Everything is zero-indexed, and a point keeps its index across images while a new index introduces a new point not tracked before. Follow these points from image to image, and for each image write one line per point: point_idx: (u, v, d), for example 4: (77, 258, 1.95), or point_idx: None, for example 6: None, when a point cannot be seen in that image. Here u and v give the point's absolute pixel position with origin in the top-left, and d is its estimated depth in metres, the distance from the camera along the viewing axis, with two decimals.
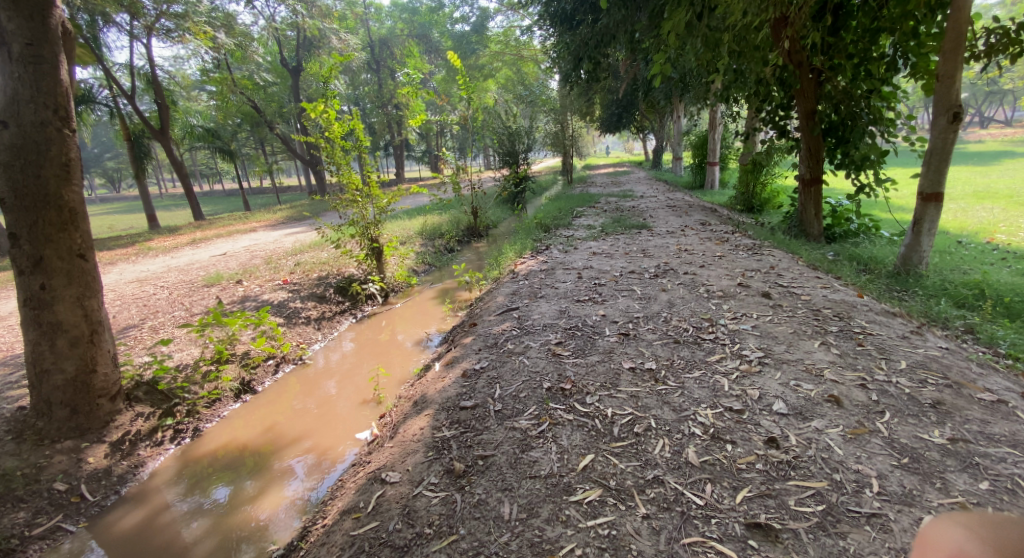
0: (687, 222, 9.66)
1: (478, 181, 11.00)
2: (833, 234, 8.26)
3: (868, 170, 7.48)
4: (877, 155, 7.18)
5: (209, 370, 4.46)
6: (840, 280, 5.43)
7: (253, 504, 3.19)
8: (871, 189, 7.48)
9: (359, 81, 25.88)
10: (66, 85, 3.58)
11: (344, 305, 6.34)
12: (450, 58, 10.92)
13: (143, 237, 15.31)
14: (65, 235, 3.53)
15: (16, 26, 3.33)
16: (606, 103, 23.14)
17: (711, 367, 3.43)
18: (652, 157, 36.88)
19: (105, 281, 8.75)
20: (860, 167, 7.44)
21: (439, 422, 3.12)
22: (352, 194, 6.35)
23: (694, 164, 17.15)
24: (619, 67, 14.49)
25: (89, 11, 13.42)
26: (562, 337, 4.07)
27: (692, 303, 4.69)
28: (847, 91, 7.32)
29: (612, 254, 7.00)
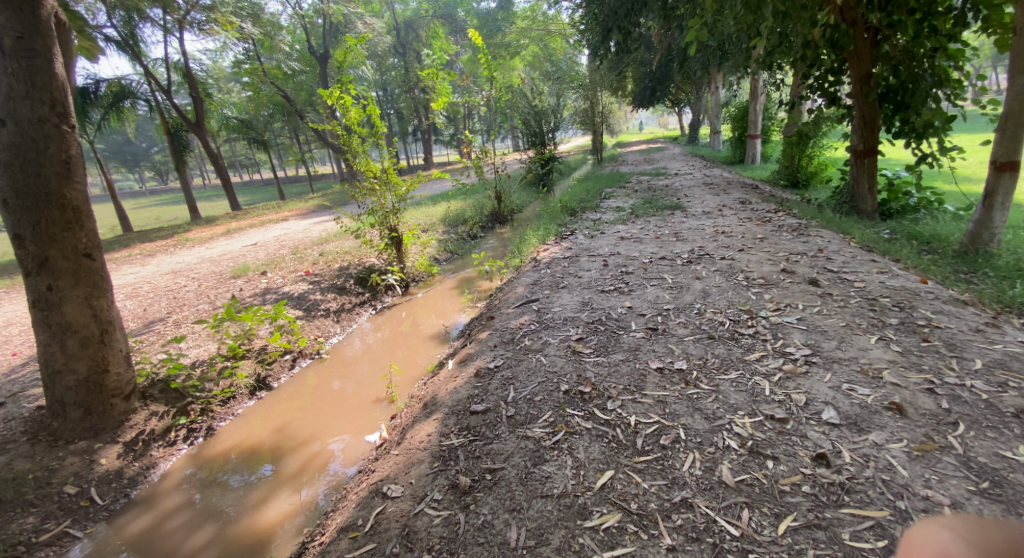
0: (725, 201, 9.08)
1: (503, 164, 10.69)
2: (889, 211, 7.56)
3: (931, 138, 6.70)
4: (941, 121, 6.37)
5: (224, 367, 4.39)
6: (898, 262, 4.87)
7: (275, 500, 3.14)
8: (934, 160, 6.72)
9: (387, 66, 25.76)
10: (62, 80, 3.47)
11: (363, 296, 6.21)
12: (472, 36, 10.55)
13: (182, 228, 15.76)
14: (70, 235, 3.46)
15: (5, 18, 3.20)
16: (639, 76, 22.23)
17: (750, 367, 3.07)
18: (686, 132, 35.54)
19: (142, 273, 8.97)
20: (921, 135, 6.67)
21: (446, 428, 2.89)
22: (370, 182, 6.19)
23: (733, 138, 16.27)
24: (651, 37, 13.79)
25: (124, 8, 13.71)
26: (583, 333, 3.81)
27: (729, 293, 4.30)
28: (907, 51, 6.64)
29: (642, 239, 6.62)
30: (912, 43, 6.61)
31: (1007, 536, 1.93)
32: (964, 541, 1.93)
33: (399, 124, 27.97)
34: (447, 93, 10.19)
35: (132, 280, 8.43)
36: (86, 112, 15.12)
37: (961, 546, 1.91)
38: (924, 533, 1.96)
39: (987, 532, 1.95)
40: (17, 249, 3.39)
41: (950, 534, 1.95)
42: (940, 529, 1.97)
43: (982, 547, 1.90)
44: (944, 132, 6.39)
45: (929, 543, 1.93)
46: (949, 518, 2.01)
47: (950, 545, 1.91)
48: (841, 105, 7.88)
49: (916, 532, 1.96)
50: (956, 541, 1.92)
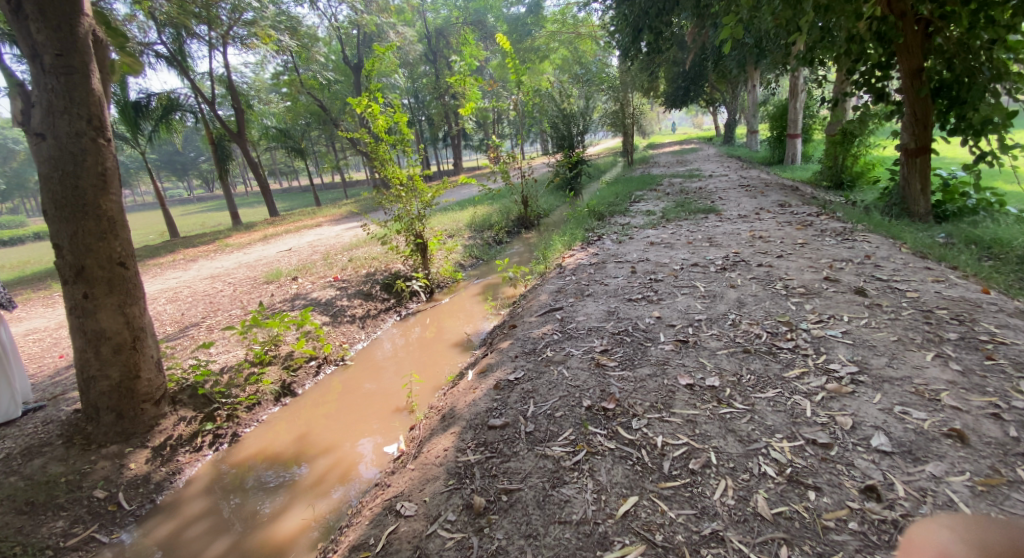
0: (762, 204, 8.71)
1: (530, 168, 10.59)
2: (944, 212, 7.09)
3: (991, 135, 6.19)
4: (1002, 117, 5.89)
5: (250, 373, 4.37)
6: (956, 269, 4.51)
7: (305, 503, 3.15)
8: (994, 158, 6.23)
9: (419, 73, 26.10)
10: (100, 95, 3.50)
11: (389, 302, 6.20)
12: (500, 41, 10.50)
13: (223, 234, 16.32)
14: (105, 244, 3.46)
15: (45, 37, 3.24)
16: (672, 76, 21.78)
17: (790, 386, 2.86)
18: (721, 132, 34.64)
19: (183, 277, 9.29)
20: (979, 132, 6.17)
21: (463, 443, 2.77)
22: (397, 189, 6.20)
23: (771, 138, 15.71)
24: (683, 37, 13.46)
25: (172, 25, 14.32)
26: (608, 344, 3.66)
27: (766, 303, 4.07)
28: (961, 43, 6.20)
29: (673, 244, 6.39)
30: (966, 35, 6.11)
31: (1008, 536, 1.89)
32: (965, 541, 1.88)
33: (430, 130, 28.30)
34: (475, 98, 10.20)
35: (173, 284, 8.71)
36: (137, 124, 15.84)
37: (961, 545, 1.87)
38: (924, 533, 1.92)
39: (987, 530, 1.91)
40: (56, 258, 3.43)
41: (950, 532, 1.91)
42: (939, 527, 1.93)
43: (983, 548, 1.86)
44: (1005, 129, 5.89)
45: (929, 542, 1.88)
46: (949, 516, 1.97)
47: (950, 544, 1.87)
48: (889, 102, 7.42)
49: (915, 532, 1.92)
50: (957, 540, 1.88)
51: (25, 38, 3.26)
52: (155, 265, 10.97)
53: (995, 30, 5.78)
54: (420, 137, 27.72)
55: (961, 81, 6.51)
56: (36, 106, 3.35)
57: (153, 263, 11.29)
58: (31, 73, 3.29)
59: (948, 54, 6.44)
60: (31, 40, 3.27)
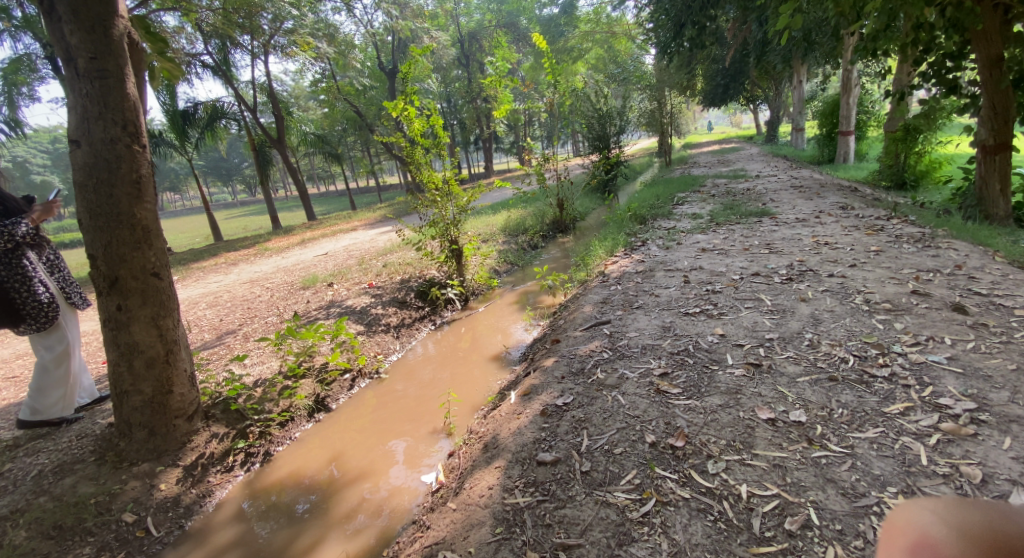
0: (821, 206, 8.10)
1: (566, 171, 10.21)
2: None
3: None
4: None
5: (284, 387, 3.89)
6: None
7: (340, 505, 3.00)
8: None
9: (451, 77, 26.08)
10: (136, 100, 3.10)
11: (423, 310, 5.91)
12: (535, 40, 10.18)
13: (262, 238, 16.55)
14: (139, 254, 3.06)
15: (79, 40, 2.86)
16: (711, 73, 21.02)
17: (894, 424, 2.50)
18: (762, 130, 33.42)
19: (222, 281, 9.30)
20: None
21: (510, 481, 2.44)
22: (432, 194, 6.00)
23: (820, 135, 14.88)
24: (725, 31, 12.87)
25: (217, 35, 14.64)
26: (668, 367, 3.29)
27: (846, 320, 3.69)
28: None
29: (727, 250, 5.93)
30: None
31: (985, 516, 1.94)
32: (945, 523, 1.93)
33: (462, 133, 28.31)
34: (510, 100, 9.92)
35: (213, 288, 8.71)
36: (185, 132, 16.23)
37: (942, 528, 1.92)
38: (907, 517, 1.95)
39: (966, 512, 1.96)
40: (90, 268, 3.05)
41: (932, 515, 1.96)
42: (921, 512, 1.97)
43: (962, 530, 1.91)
44: None
45: (911, 525, 1.92)
46: (931, 503, 2.02)
47: (930, 526, 1.91)
48: (962, 94, 6.68)
49: (898, 517, 1.95)
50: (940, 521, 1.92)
51: (59, 41, 2.90)
52: (197, 269, 11.10)
53: None
54: (452, 140, 27.73)
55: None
56: (71, 113, 2.99)
57: (195, 267, 11.44)
58: (66, 78, 2.93)
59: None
60: (65, 42, 2.90)
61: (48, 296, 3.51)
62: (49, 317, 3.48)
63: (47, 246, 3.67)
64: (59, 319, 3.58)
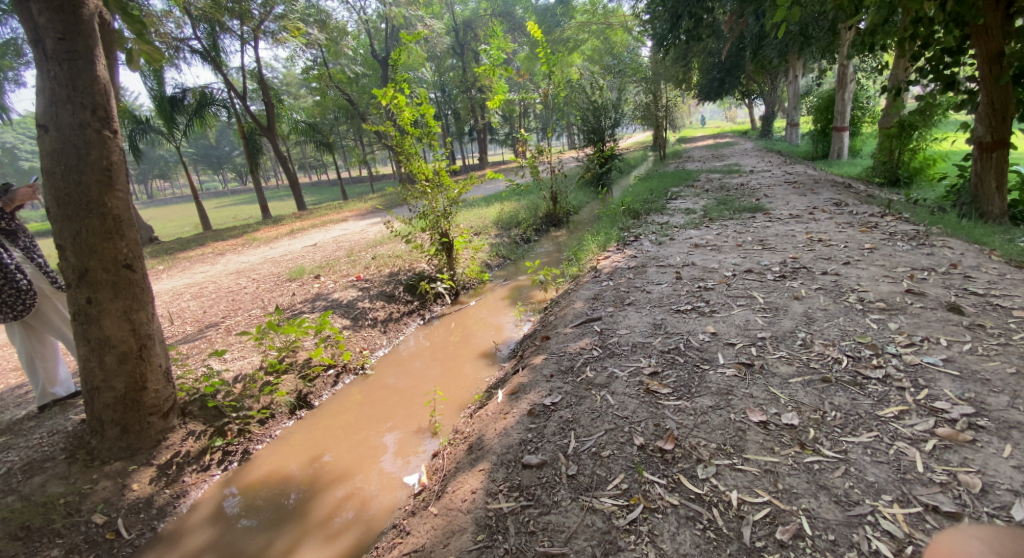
0: (815, 202, 8.05)
1: (560, 163, 10.10)
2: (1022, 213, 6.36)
3: None
4: None
5: (265, 382, 3.79)
6: None
7: (329, 497, 2.99)
8: None
9: (446, 67, 25.78)
10: (108, 83, 2.94)
11: (412, 304, 5.80)
12: (530, 30, 10.02)
13: (251, 228, 16.30)
14: (110, 245, 2.93)
15: (47, 19, 2.70)
16: (707, 67, 20.92)
17: (888, 429, 2.45)
18: (756, 125, 33.40)
19: (209, 271, 9.14)
20: None
21: (494, 485, 2.35)
22: (422, 185, 5.88)
23: (814, 131, 14.84)
24: (722, 24, 12.75)
25: (206, 19, 14.29)
26: (658, 366, 3.21)
27: (840, 320, 3.67)
28: None
29: (720, 246, 5.87)
30: None
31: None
32: (994, 554, 1.83)
33: (455, 124, 28.06)
34: (505, 90, 9.79)
35: (199, 279, 8.52)
36: (173, 118, 15.90)
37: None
38: (951, 545, 1.87)
39: (1020, 545, 1.85)
40: (59, 259, 2.92)
41: (979, 544, 1.86)
42: (967, 539, 1.88)
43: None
44: None
45: (956, 555, 1.83)
46: (978, 528, 1.92)
47: (978, 557, 1.82)
48: (962, 90, 6.58)
49: (941, 543, 1.87)
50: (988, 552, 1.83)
51: (27, 20, 2.74)
52: (184, 259, 10.90)
53: None
54: (445, 131, 27.46)
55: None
56: (39, 96, 2.83)
57: (181, 257, 11.21)
58: (33, 59, 2.77)
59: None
60: (34, 22, 2.75)
61: (26, 283, 3.43)
62: (26, 303, 3.40)
63: (20, 234, 3.62)
64: (36, 305, 3.50)
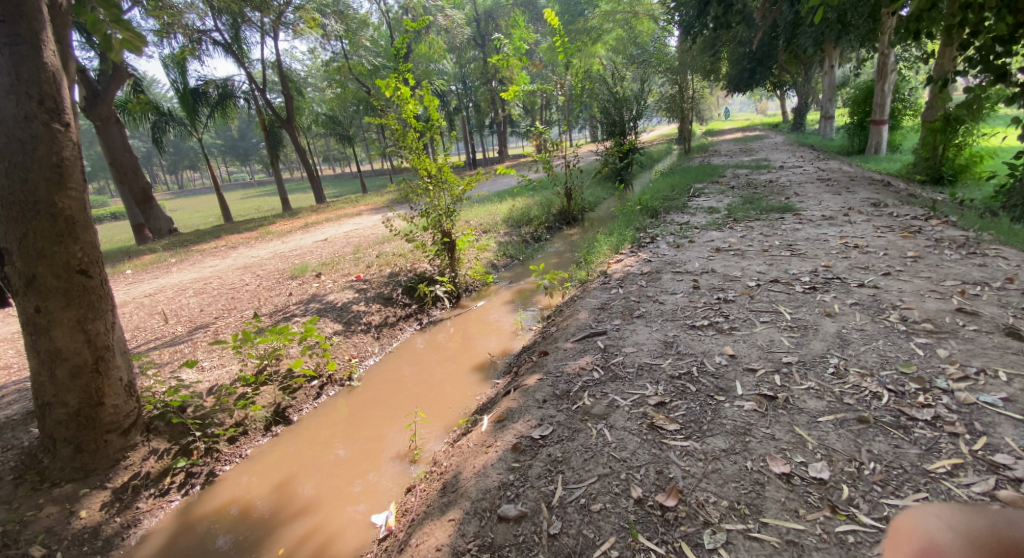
0: (849, 202, 7.48)
1: (576, 158, 9.70)
2: None
3: None
4: None
5: (241, 395, 3.53)
6: None
7: (345, 489, 2.97)
8: None
9: (467, 58, 25.39)
10: (58, 71, 2.65)
11: (410, 308, 5.49)
12: (548, 17, 9.57)
13: (268, 220, 16.30)
14: (61, 249, 2.64)
15: None
16: (736, 57, 20.08)
17: (939, 489, 2.06)
18: (787, 118, 32.04)
19: (217, 265, 9.03)
20: None
21: (463, 542, 2.03)
22: (423, 182, 5.58)
23: (850, 125, 14.02)
24: (752, 11, 12.20)
25: (227, 11, 14.13)
26: (665, 396, 2.84)
27: (878, 343, 3.26)
28: None
29: (744, 251, 5.42)
30: None
31: (993, 525, 1.91)
32: (953, 530, 1.91)
33: (476, 116, 27.72)
34: (522, 81, 9.43)
35: (206, 273, 8.41)
36: (195, 110, 15.83)
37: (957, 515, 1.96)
38: (911, 522, 1.93)
39: (975, 520, 1.94)
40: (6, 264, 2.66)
41: (938, 521, 1.93)
42: (927, 517, 1.95)
43: (970, 538, 1.88)
44: None
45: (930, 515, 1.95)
46: (937, 507, 1.99)
47: (938, 533, 1.89)
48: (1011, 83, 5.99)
49: (903, 521, 1.93)
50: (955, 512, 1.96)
51: None
52: (196, 251, 10.85)
53: None
54: (466, 123, 27.14)
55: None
56: None
57: (195, 250, 11.18)
58: None
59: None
60: None
61: None
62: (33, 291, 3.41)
63: None
64: None
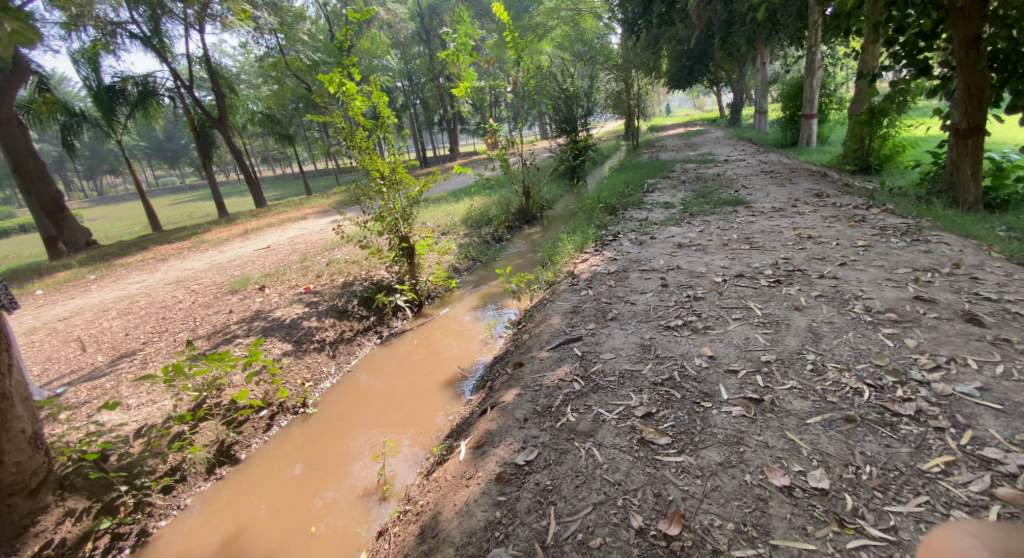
0: (795, 193, 7.73)
1: (531, 155, 9.56)
2: (994, 201, 6.15)
3: None
4: None
5: (177, 436, 3.12)
6: None
7: (301, 514, 2.84)
8: None
9: (412, 54, 24.81)
10: None
11: (368, 320, 5.14)
12: (497, 11, 9.35)
13: (201, 228, 15.16)
14: None
15: None
16: (676, 55, 20.67)
17: (938, 491, 2.04)
18: (725, 113, 33.35)
19: (145, 281, 8.25)
20: None
21: None
22: (375, 183, 5.26)
23: (782, 119, 14.63)
24: (691, 9, 12.52)
25: None
26: (651, 406, 2.72)
27: (849, 335, 3.28)
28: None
29: (705, 245, 5.44)
30: None
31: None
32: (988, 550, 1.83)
33: (423, 114, 27.14)
34: (473, 78, 9.20)
35: (133, 290, 7.66)
36: (112, 110, 14.53)
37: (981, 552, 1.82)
38: (944, 539, 1.86)
39: (1013, 539, 1.85)
40: None
41: (973, 539, 1.86)
42: (959, 534, 1.88)
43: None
44: None
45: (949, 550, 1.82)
46: (971, 525, 1.91)
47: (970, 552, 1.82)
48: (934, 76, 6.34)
49: (935, 538, 1.86)
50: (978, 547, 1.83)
51: None
52: (120, 266, 9.90)
53: None
54: (413, 122, 26.54)
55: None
56: None
57: (118, 264, 10.22)
58: None
59: (1010, 21, 5.37)
60: None
61: None
62: None
63: None
64: None
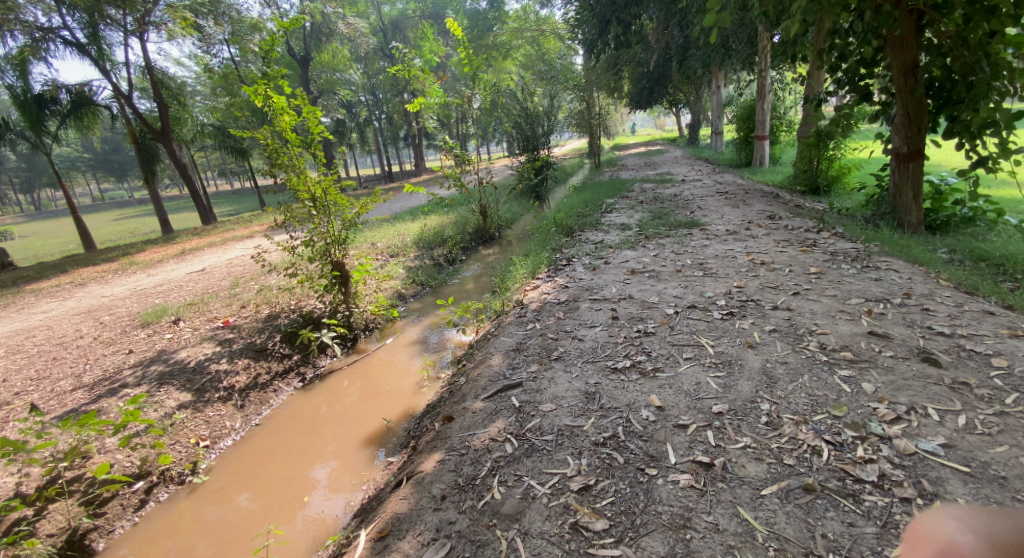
0: (748, 215, 7.66)
1: (488, 174, 9.23)
2: (935, 222, 6.16)
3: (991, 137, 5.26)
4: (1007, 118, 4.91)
5: (15, 522, 2.73)
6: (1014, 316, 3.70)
7: (245, 552, 2.82)
8: (996, 164, 5.38)
9: (375, 69, 24.35)
10: None
11: (290, 360, 4.63)
12: (452, 25, 9.00)
13: (136, 248, 14.10)
14: None
15: None
16: (636, 76, 20.98)
17: None
18: (684, 133, 33.91)
19: (53, 311, 7.40)
20: (977, 134, 5.26)
21: None
22: (304, 206, 4.78)
23: (737, 139, 14.84)
24: (650, 31, 12.63)
25: (80, 7, 12.17)
26: (590, 475, 2.37)
27: (805, 378, 3.02)
28: (958, 36, 5.23)
29: (659, 272, 5.19)
30: (962, 28, 5.17)
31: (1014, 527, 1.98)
32: (972, 532, 1.98)
33: (387, 128, 26.59)
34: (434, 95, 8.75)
35: (35, 322, 6.83)
36: (41, 121, 13.41)
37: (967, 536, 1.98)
38: (930, 524, 2.02)
39: (995, 521, 2.01)
40: None
41: (957, 523, 2.02)
42: (945, 519, 2.03)
43: (990, 540, 1.95)
44: (1009, 133, 4.95)
45: (936, 534, 1.98)
46: (955, 509, 2.07)
47: (956, 534, 1.97)
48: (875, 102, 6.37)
49: (922, 523, 2.01)
50: (964, 531, 1.99)
51: None
52: (31, 292, 8.94)
53: (996, 21, 4.81)
54: (375, 136, 25.96)
55: (958, 79, 5.50)
56: None
57: (29, 290, 9.23)
58: None
59: (944, 49, 5.44)
60: None
61: None
62: None
63: None
64: None
